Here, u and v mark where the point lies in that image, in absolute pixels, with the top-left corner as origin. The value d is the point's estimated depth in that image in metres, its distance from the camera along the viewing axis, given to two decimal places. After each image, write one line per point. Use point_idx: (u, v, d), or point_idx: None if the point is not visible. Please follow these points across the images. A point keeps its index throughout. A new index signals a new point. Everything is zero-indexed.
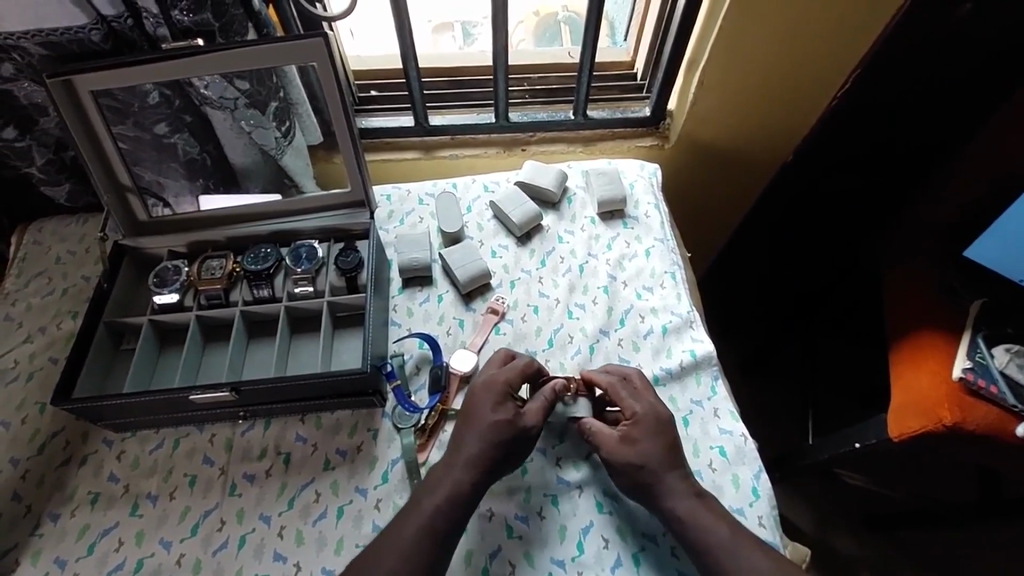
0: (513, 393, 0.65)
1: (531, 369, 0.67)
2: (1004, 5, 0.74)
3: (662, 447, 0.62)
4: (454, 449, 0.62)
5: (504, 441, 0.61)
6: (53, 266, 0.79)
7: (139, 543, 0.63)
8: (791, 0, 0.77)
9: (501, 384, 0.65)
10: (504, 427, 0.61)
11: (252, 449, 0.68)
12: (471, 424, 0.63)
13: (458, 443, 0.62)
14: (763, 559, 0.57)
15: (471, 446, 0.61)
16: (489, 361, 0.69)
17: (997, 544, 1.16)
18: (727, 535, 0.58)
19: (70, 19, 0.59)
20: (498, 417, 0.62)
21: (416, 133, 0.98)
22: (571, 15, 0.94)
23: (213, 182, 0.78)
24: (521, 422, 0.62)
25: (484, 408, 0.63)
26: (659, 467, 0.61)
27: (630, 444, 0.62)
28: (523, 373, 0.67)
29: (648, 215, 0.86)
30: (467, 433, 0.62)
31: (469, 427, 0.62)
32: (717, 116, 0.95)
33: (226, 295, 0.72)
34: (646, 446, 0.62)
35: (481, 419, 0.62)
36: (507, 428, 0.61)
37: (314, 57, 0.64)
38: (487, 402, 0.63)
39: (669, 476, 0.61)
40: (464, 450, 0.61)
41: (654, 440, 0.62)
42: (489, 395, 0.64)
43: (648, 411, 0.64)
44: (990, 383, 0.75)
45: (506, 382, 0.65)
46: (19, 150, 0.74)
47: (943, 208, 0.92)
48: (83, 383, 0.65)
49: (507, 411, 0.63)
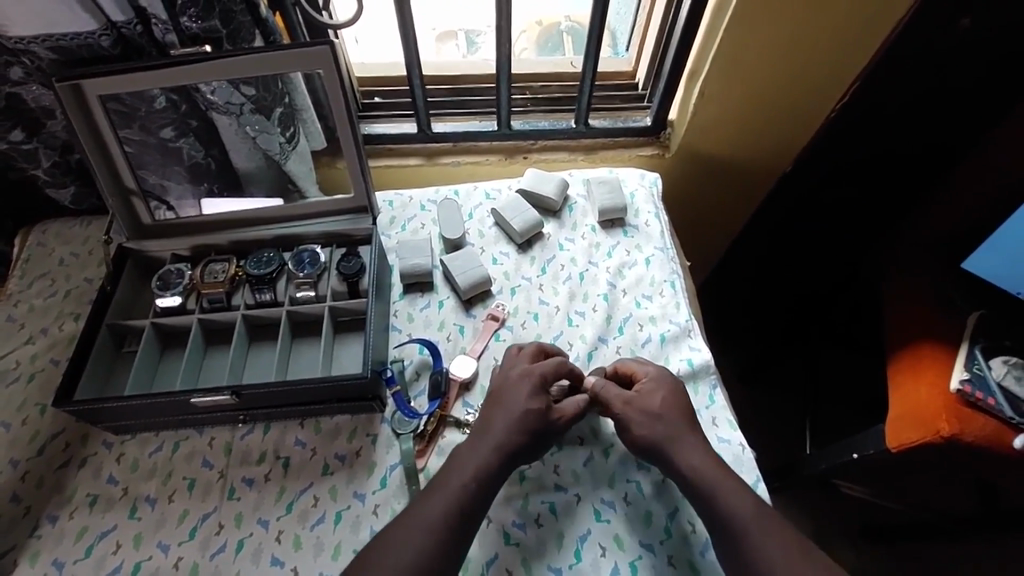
0: (546, 386, 0.65)
1: (566, 367, 0.68)
2: (1001, 19, 0.75)
3: (686, 408, 0.65)
4: (478, 436, 0.62)
5: (534, 428, 0.62)
6: (56, 268, 0.80)
7: (137, 546, 0.63)
8: (792, 14, 0.78)
9: (538, 375, 0.65)
10: (537, 416, 0.63)
11: (252, 453, 0.68)
12: (504, 411, 0.63)
13: (487, 426, 0.63)
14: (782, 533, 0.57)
15: (502, 431, 0.62)
16: (522, 354, 0.69)
17: (995, 556, 1.16)
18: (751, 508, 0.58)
19: (80, 24, 0.60)
20: (531, 408, 0.63)
21: (418, 140, 0.98)
22: (573, 25, 0.97)
23: (217, 186, 0.79)
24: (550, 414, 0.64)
25: (522, 397, 0.64)
26: (686, 424, 0.64)
27: (653, 402, 0.65)
28: (558, 371, 0.67)
29: (648, 224, 0.87)
30: (496, 419, 0.63)
31: (500, 414, 0.63)
32: (718, 126, 0.96)
33: (228, 299, 0.72)
34: (670, 405, 0.65)
35: (516, 407, 0.63)
36: (540, 418, 0.63)
37: (320, 65, 0.65)
38: (521, 391, 0.64)
39: (693, 437, 0.63)
40: (493, 436, 0.62)
41: (676, 398, 0.66)
42: (524, 384, 0.65)
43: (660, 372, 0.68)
44: (988, 395, 0.76)
45: (542, 377, 0.65)
46: (26, 152, 0.75)
47: (940, 220, 0.93)
48: (85, 384, 0.65)
49: (540, 403, 0.63)
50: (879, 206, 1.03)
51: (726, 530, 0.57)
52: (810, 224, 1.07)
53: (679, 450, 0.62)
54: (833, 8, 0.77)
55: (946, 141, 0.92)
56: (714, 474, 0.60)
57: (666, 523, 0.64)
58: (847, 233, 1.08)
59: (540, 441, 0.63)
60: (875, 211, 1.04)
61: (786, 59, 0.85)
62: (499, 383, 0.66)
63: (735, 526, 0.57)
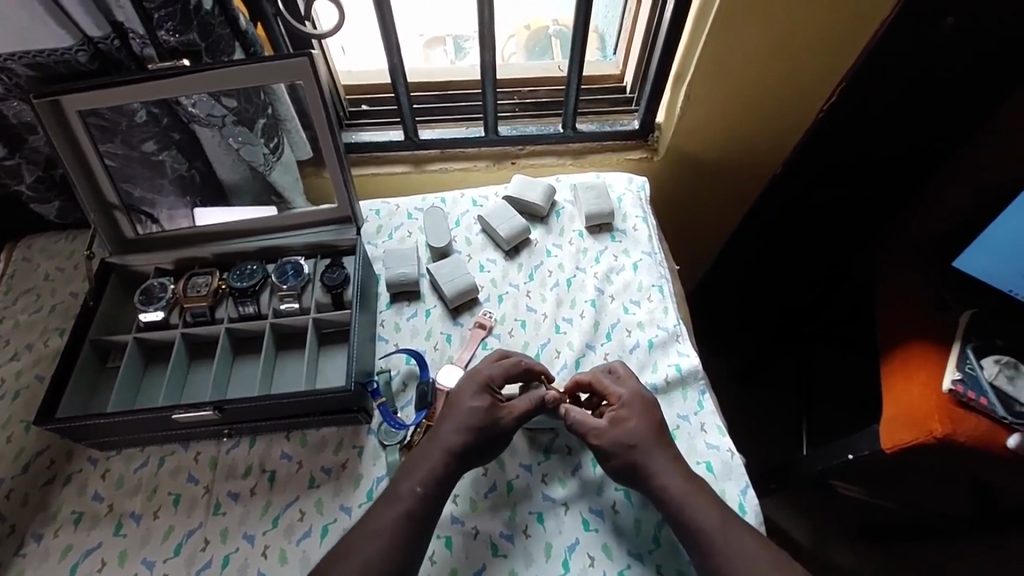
0: (495, 387, 0.66)
1: (518, 367, 0.68)
2: (986, 18, 0.75)
3: (649, 426, 0.64)
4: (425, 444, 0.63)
5: (477, 427, 0.63)
6: (41, 283, 0.80)
7: (122, 563, 0.62)
8: (774, 15, 0.78)
9: (483, 376, 0.66)
10: (480, 415, 0.63)
11: (237, 467, 0.68)
12: (451, 412, 0.64)
13: (435, 429, 0.64)
14: (749, 540, 0.57)
15: (447, 432, 0.62)
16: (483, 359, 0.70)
17: (994, 552, 1.15)
18: (719, 518, 0.58)
19: (57, 41, 0.60)
20: (476, 408, 0.63)
21: (405, 147, 0.98)
22: (561, 29, 0.95)
23: (201, 199, 0.78)
24: (496, 414, 0.64)
25: (468, 397, 0.64)
26: (648, 444, 0.62)
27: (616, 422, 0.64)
28: (510, 373, 0.67)
29: (636, 228, 0.86)
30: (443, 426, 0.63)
31: (445, 419, 0.64)
32: (705, 129, 0.95)
33: (212, 312, 0.72)
34: (632, 424, 0.64)
35: (460, 407, 0.64)
36: (483, 417, 0.63)
37: (300, 76, 0.64)
38: (465, 391, 0.65)
39: (658, 456, 0.62)
40: (441, 438, 0.62)
41: (641, 420, 0.64)
42: (471, 384, 0.66)
43: (633, 394, 0.66)
44: (980, 395, 0.75)
45: (488, 376, 0.66)
46: (9, 168, 0.74)
47: (929, 218, 0.92)
48: (68, 402, 0.64)
49: (485, 403, 0.64)
50: (868, 205, 1.02)
51: (699, 541, 0.57)
52: (799, 224, 1.07)
53: (650, 460, 0.61)
54: (815, 10, 0.77)
55: (934, 139, 0.91)
56: (682, 489, 0.60)
57: (654, 532, 0.63)
58: (838, 233, 1.08)
59: (486, 441, 0.63)
60: (867, 211, 1.03)
61: (771, 60, 0.84)
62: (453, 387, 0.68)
63: (702, 536, 0.57)
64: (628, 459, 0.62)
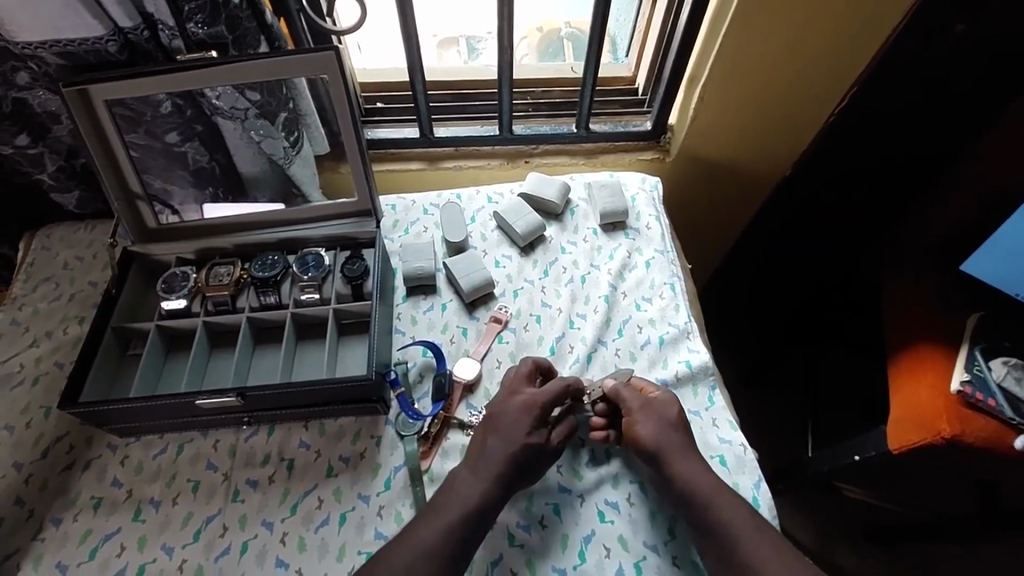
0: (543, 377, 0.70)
1: (547, 371, 0.71)
2: (995, 26, 0.77)
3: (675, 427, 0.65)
4: (476, 450, 0.64)
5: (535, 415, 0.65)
6: (61, 272, 0.80)
7: (141, 548, 0.63)
8: (789, 20, 0.79)
9: (533, 366, 0.70)
10: (534, 406, 0.65)
11: (256, 455, 0.68)
12: (507, 402, 0.67)
13: (494, 420, 0.65)
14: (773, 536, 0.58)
15: (507, 421, 0.65)
16: (517, 372, 0.70)
17: (995, 554, 1.16)
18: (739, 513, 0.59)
19: (88, 31, 0.60)
20: (524, 410, 0.65)
21: (421, 144, 0.99)
22: (574, 32, 0.96)
23: (221, 191, 0.80)
24: (547, 403, 0.66)
25: (520, 399, 0.66)
26: (670, 446, 0.63)
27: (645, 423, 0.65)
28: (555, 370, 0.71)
29: (649, 227, 0.87)
30: (491, 435, 0.64)
31: (493, 425, 0.65)
32: (716, 131, 0.97)
33: (233, 301, 0.72)
34: (659, 411, 0.66)
35: (514, 399, 0.67)
36: (537, 408, 0.65)
37: (325, 71, 0.65)
38: (520, 383, 0.68)
39: (676, 454, 0.63)
40: (501, 428, 0.64)
41: (666, 407, 0.66)
42: (523, 378, 0.69)
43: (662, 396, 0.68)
44: (988, 396, 0.76)
45: (539, 365, 0.70)
46: (32, 157, 0.75)
47: (938, 221, 0.94)
48: (90, 387, 0.65)
49: (532, 404, 0.66)
50: (875, 209, 1.04)
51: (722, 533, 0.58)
52: (810, 225, 1.08)
53: (671, 450, 0.63)
54: (830, 14, 0.78)
55: (943, 144, 0.93)
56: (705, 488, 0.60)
57: (668, 524, 0.64)
58: (844, 236, 1.09)
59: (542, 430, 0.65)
60: (874, 213, 1.05)
61: (783, 64, 0.86)
62: (507, 381, 0.70)
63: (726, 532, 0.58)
64: (660, 440, 0.63)
